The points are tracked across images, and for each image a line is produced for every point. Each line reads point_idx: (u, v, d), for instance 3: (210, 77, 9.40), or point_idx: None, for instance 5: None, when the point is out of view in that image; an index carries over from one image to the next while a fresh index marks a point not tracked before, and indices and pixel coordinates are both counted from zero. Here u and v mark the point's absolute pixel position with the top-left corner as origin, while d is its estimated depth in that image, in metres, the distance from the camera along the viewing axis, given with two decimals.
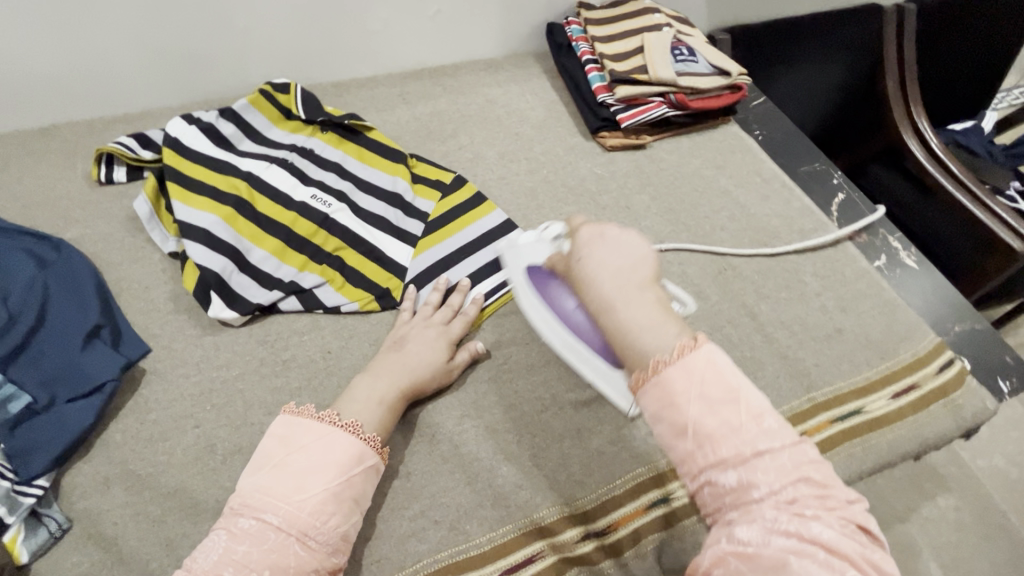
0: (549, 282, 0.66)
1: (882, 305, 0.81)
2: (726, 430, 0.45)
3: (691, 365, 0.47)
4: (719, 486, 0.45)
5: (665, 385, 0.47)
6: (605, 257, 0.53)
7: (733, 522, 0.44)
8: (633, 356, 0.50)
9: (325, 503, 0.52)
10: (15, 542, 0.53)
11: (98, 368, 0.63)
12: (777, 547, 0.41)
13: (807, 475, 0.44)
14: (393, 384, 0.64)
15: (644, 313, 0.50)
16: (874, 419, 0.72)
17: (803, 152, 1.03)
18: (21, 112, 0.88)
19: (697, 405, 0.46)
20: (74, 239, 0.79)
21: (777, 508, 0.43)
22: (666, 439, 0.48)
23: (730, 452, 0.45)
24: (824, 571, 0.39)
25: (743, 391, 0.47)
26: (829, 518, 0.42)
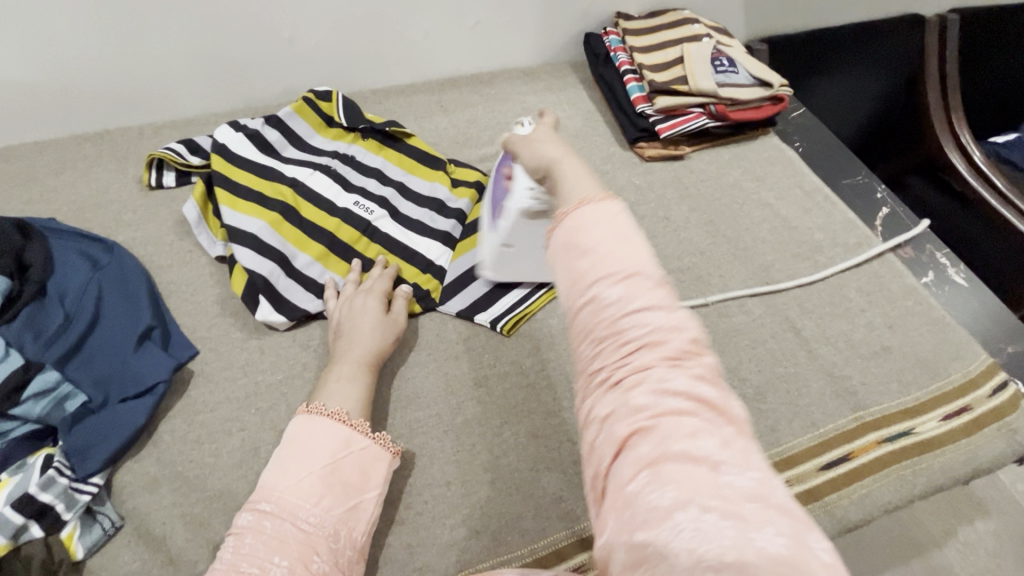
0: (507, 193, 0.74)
1: (931, 323, 0.79)
2: (618, 263, 0.39)
3: (597, 211, 0.41)
4: (601, 307, 0.38)
5: (586, 220, 0.41)
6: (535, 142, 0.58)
7: (623, 385, 0.36)
8: (558, 203, 0.44)
9: (314, 486, 0.54)
10: (72, 539, 0.55)
11: (150, 369, 0.65)
12: (671, 409, 0.34)
13: (677, 312, 0.38)
14: (350, 361, 0.66)
15: (577, 175, 0.46)
16: (925, 441, 0.70)
17: (845, 164, 1.01)
18: (77, 119, 0.91)
19: (604, 239, 0.40)
20: (125, 241, 0.81)
21: (670, 369, 0.35)
22: (578, 274, 0.39)
23: (616, 275, 0.38)
24: (705, 432, 0.33)
25: (636, 247, 0.40)
26: (700, 367, 0.36)
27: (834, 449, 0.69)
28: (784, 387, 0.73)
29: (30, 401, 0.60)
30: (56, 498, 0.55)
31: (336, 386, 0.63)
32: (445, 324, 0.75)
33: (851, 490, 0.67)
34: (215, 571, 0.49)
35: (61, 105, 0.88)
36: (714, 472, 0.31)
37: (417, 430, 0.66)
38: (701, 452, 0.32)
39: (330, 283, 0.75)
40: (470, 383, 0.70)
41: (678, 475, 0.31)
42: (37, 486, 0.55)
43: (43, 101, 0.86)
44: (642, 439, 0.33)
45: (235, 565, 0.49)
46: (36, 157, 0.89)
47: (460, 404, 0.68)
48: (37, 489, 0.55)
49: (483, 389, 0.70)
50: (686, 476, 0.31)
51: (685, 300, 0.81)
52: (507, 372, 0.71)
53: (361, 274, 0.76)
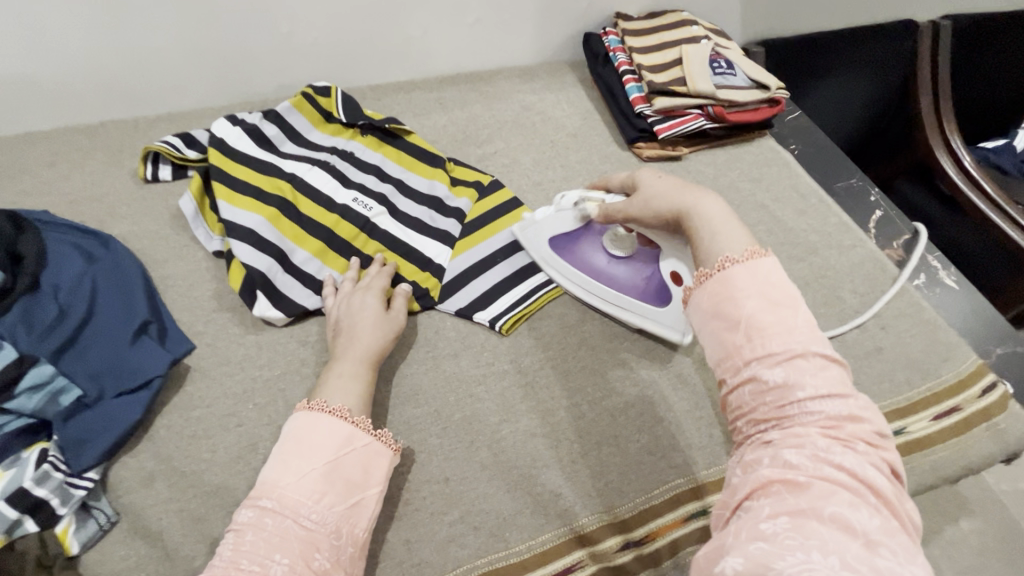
0: (573, 245, 0.76)
1: (923, 324, 0.80)
2: (783, 335, 0.47)
3: (759, 269, 0.51)
4: (762, 385, 0.46)
5: (731, 285, 0.50)
6: (664, 184, 0.62)
7: (774, 442, 0.43)
8: (703, 261, 0.54)
9: (316, 483, 0.54)
10: (66, 534, 0.54)
11: (146, 363, 0.64)
12: (823, 474, 0.39)
13: (854, 404, 0.44)
14: (351, 358, 0.66)
15: (733, 232, 0.55)
16: (917, 440, 0.72)
17: (840, 167, 1.02)
18: (71, 110, 0.89)
19: (758, 303, 0.49)
20: (120, 235, 0.80)
21: (824, 437, 0.42)
22: (723, 325, 0.49)
23: (784, 355, 0.46)
24: (861, 507, 0.38)
25: (799, 320, 0.48)
26: (873, 458, 0.41)
27: None
28: None
29: (24, 395, 0.59)
30: (51, 493, 0.55)
31: (335, 382, 0.63)
32: (443, 321, 0.75)
33: None
34: (215, 568, 0.49)
35: (54, 96, 0.87)
36: (869, 547, 0.35)
37: (416, 427, 0.66)
38: (854, 523, 0.37)
39: (328, 279, 0.74)
40: (469, 380, 0.70)
41: (824, 534, 0.36)
42: (32, 480, 0.54)
43: (36, 92, 0.85)
44: (787, 490, 0.40)
45: (235, 563, 0.49)
46: (29, 149, 0.88)
47: (459, 401, 0.69)
48: (31, 484, 0.54)
49: (482, 386, 0.70)
50: (835, 538, 0.36)
51: None
52: (506, 370, 0.71)
53: (360, 271, 0.76)
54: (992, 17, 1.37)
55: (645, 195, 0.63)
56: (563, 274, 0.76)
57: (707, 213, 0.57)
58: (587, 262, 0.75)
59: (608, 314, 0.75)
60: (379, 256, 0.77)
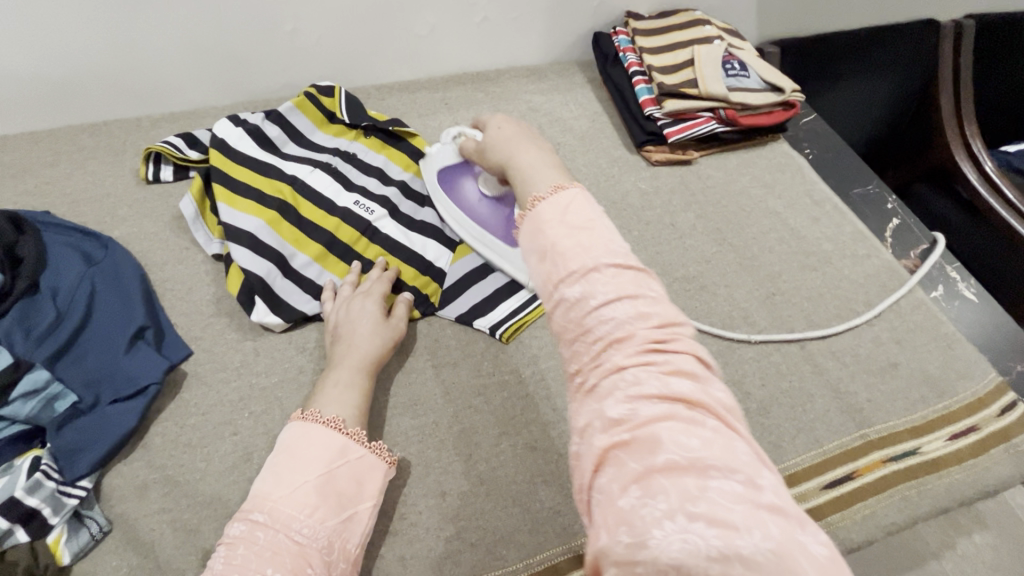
0: (457, 177, 0.77)
1: (940, 339, 0.78)
2: (578, 252, 0.40)
3: (563, 200, 0.44)
4: (570, 308, 0.39)
5: (552, 208, 0.44)
6: (508, 133, 0.56)
7: (599, 391, 0.36)
8: (525, 194, 0.48)
9: (309, 496, 0.53)
10: (58, 544, 0.54)
11: (142, 370, 0.63)
12: (644, 415, 0.34)
13: (643, 298, 0.39)
14: (348, 365, 0.64)
15: (539, 155, 0.52)
16: (931, 461, 0.69)
17: (856, 173, 0.99)
18: (73, 109, 0.89)
19: (560, 232, 0.42)
20: (120, 236, 0.79)
21: (637, 368, 0.36)
22: (550, 261, 0.41)
23: (579, 268, 0.40)
24: (690, 433, 0.33)
25: (597, 238, 0.41)
26: (675, 358, 0.36)
27: (838, 467, 0.68)
28: (788, 402, 0.72)
29: (19, 400, 0.58)
30: (43, 502, 0.54)
31: (332, 392, 0.62)
32: (443, 329, 0.74)
33: (854, 510, 0.66)
34: None
35: (57, 95, 0.86)
36: (703, 478, 0.31)
37: (413, 439, 0.65)
38: (685, 457, 0.32)
39: (328, 284, 0.73)
40: (468, 391, 0.69)
41: (668, 486, 0.31)
42: (24, 490, 0.54)
43: (38, 91, 0.85)
44: (625, 454, 0.33)
45: None
46: (32, 148, 0.87)
47: (457, 413, 0.67)
48: (23, 493, 0.54)
49: (481, 397, 0.68)
50: (672, 483, 0.31)
51: (688, 310, 0.79)
52: (507, 381, 0.70)
53: (360, 276, 0.75)
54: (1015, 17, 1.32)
55: (484, 143, 0.58)
56: (444, 205, 0.79)
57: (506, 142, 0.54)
58: (462, 196, 0.76)
59: (477, 251, 0.77)
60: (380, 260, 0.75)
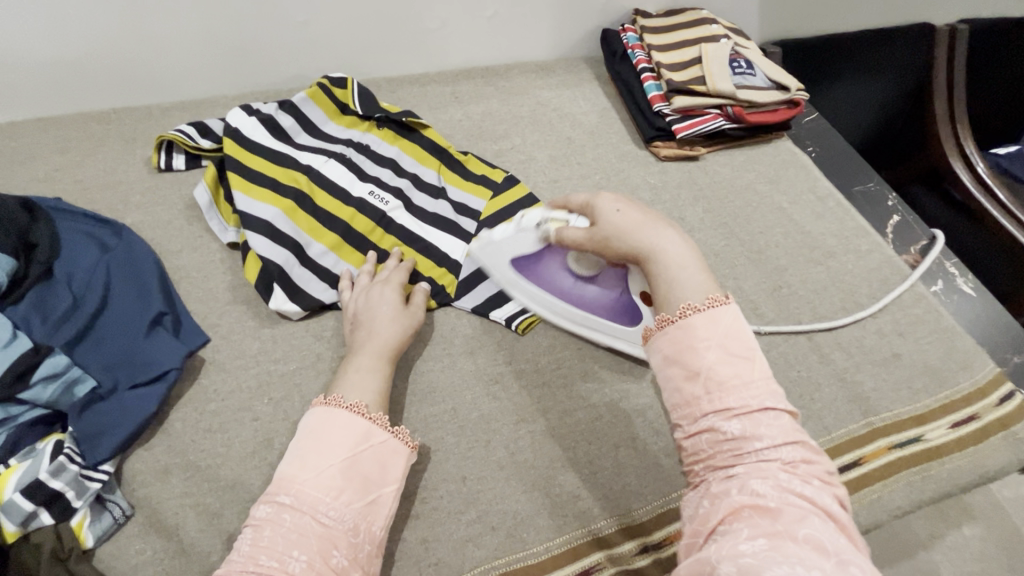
0: (539, 266, 0.71)
1: (940, 331, 0.80)
2: (740, 390, 0.49)
3: (720, 320, 0.52)
4: (717, 435, 0.48)
5: (703, 326, 0.51)
6: (629, 220, 0.60)
7: (744, 476, 0.45)
8: (663, 305, 0.55)
9: (334, 479, 0.54)
10: (81, 527, 0.54)
11: (161, 356, 0.63)
12: (792, 503, 0.42)
13: (803, 444, 0.47)
14: (369, 352, 0.65)
15: (680, 270, 0.56)
16: (934, 448, 0.71)
17: (857, 171, 1.02)
18: (83, 96, 0.88)
19: (715, 353, 0.50)
20: (133, 224, 0.79)
21: (784, 471, 0.45)
22: (683, 364, 0.51)
23: (740, 407, 0.48)
24: (831, 533, 0.41)
25: (752, 363, 0.50)
26: (820, 484, 0.45)
27: (845, 454, 0.69)
28: (797, 391, 0.73)
29: (39, 385, 0.58)
30: (66, 486, 0.54)
31: (353, 378, 0.63)
32: (460, 318, 0.74)
33: (861, 495, 0.68)
34: (234, 563, 0.49)
35: (67, 82, 0.85)
36: (841, 565, 0.38)
37: (433, 425, 0.65)
38: (829, 546, 0.39)
39: (345, 273, 0.74)
40: (486, 378, 0.70)
41: (800, 553, 0.39)
42: (48, 473, 0.54)
43: (49, 77, 0.84)
44: (759, 515, 0.42)
45: (253, 559, 0.49)
46: (41, 135, 0.87)
47: (475, 400, 0.68)
48: (47, 476, 0.54)
49: (499, 385, 0.69)
50: (810, 558, 0.38)
51: None
52: (524, 369, 0.71)
53: (377, 266, 0.75)
54: (1006, 24, 1.35)
55: (605, 232, 0.61)
56: (532, 297, 0.72)
57: (641, 239, 0.59)
58: (553, 283, 0.70)
59: (578, 333, 0.73)
60: (396, 250, 0.76)
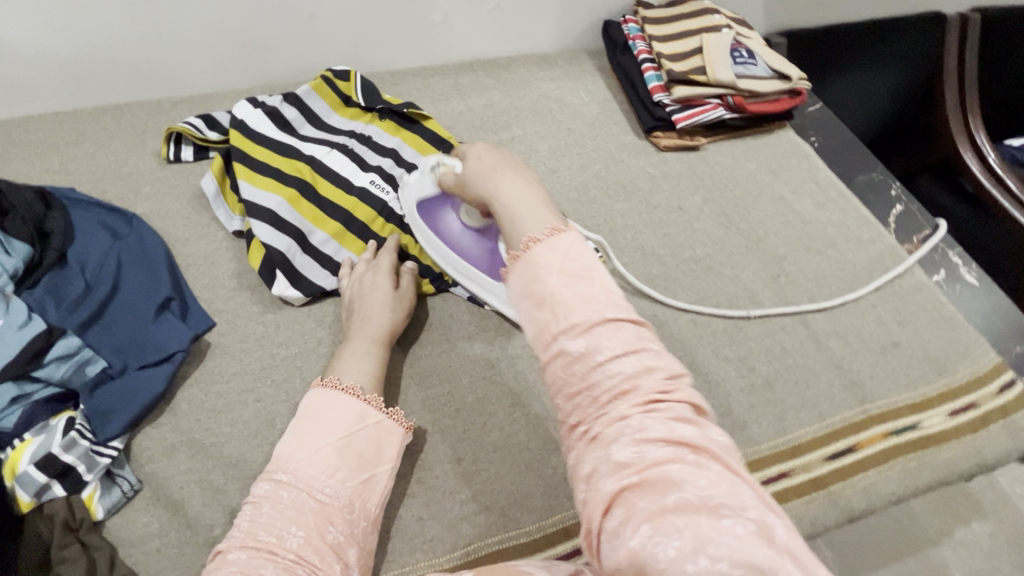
0: (439, 210, 0.72)
1: (941, 320, 0.80)
2: (579, 305, 0.40)
3: (561, 245, 0.43)
4: (571, 363, 0.40)
5: (552, 251, 0.42)
6: (491, 160, 0.52)
7: (603, 439, 0.38)
8: (511, 238, 0.45)
9: (330, 458, 0.56)
10: (92, 500, 0.56)
11: (168, 338, 0.66)
12: (650, 457, 0.35)
13: (646, 351, 0.40)
14: (362, 337, 0.67)
15: (519, 191, 0.48)
16: (931, 436, 0.71)
17: (861, 161, 1.01)
18: (96, 91, 0.91)
19: (556, 278, 0.41)
20: (143, 214, 0.82)
21: (635, 409, 0.38)
22: (547, 311, 0.41)
23: (582, 320, 0.40)
24: (697, 472, 0.34)
25: (593, 286, 0.41)
26: (677, 408, 0.38)
27: (840, 440, 0.70)
28: (792, 378, 0.74)
29: (53, 364, 0.61)
30: (78, 460, 0.57)
31: (349, 361, 0.65)
32: (457, 305, 0.76)
33: (855, 481, 0.68)
34: (233, 538, 0.51)
35: (81, 76, 0.88)
36: (716, 518, 0.32)
37: (429, 407, 0.67)
38: (697, 498, 0.33)
39: (345, 261, 0.75)
40: (482, 363, 0.71)
41: (680, 524, 0.32)
42: (60, 447, 0.56)
43: (63, 72, 0.87)
44: (637, 494, 0.34)
45: (252, 534, 0.51)
46: (57, 128, 0.90)
47: (471, 384, 0.69)
48: (59, 450, 0.56)
49: (494, 370, 0.71)
50: (686, 523, 0.32)
51: (696, 290, 0.82)
52: (520, 355, 0.72)
53: (372, 253, 0.77)
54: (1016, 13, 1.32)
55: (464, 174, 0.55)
56: (426, 241, 0.74)
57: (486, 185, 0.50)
58: (443, 228, 0.72)
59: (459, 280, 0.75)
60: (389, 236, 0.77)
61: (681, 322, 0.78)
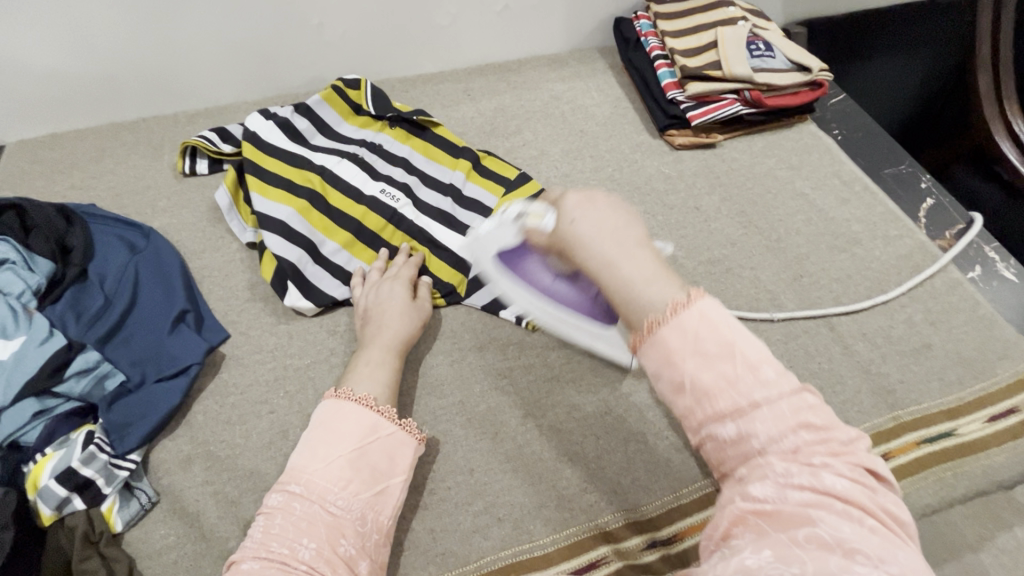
0: (520, 257, 0.63)
1: (976, 320, 0.76)
2: (723, 381, 0.39)
3: (694, 323, 0.40)
4: (720, 441, 0.39)
5: (686, 328, 0.40)
6: (597, 220, 0.45)
7: (745, 480, 0.38)
8: (634, 310, 0.42)
9: (342, 470, 0.55)
10: (111, 513, 0.58)
11: (184, 350, 0.67)
12: (795, 503, 0.35)
13: (807, 417, 0.38)
14: (378, 346, 0.66)
15: (633, 264, 0.43)
16: (968, 443, 0.67)
17: (888, 153, 0.96)
18: (115, 107, 0.93)
19: (695, 360, 0.39)
20: (161, 227, 0.83)
21: (789, 464, 0.37)
22: (676, 373, 0.40)
23: (731, 406, 0.39)
24: (843, 521, 0.34)
25: (746, 347, 0.40)
26: (840, 465, 0.37)
27: (868, 449, 0.67)
28: (817, 384, 0.71)
29: (73, 378, 0.62)
30: (97, 473, 0.58)
31: (363, 371, 0.64)
32: (469, 313, 0.75)
33: None
34: (247, 550, 0.50)
35: (100, 93, 0.90)
36: (847, 559, 0.32)
37: (441, 418, 0.66)
38: (831, 538, 0.33)
39: (357, 271, 0.75)
40: (495, 373, 0.70)
41: (803, 556, 0.33)
42: (79, 461, 0.57)
43: (83, 90, 0.89)
44: (767, 524, 0.35)
45: (265, 545, 0.50)
46: (79, 145, 0.92)
47: (483, 393, 0.68)
48: (78, 465, 0.57)
49: (507, 379, 0.70)
50: (817, 560, 0.32)
51: (713, 293, 0.79)
52: (532, 363, 0.71)
53: (387, 262, 0.77)
54: None
55: (560, 236, 0.48)
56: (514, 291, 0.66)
57: (584, 233, 0.45)
58: (533, 279, 0.63)
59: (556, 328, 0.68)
60: (405, 245, 0.77)
61: None
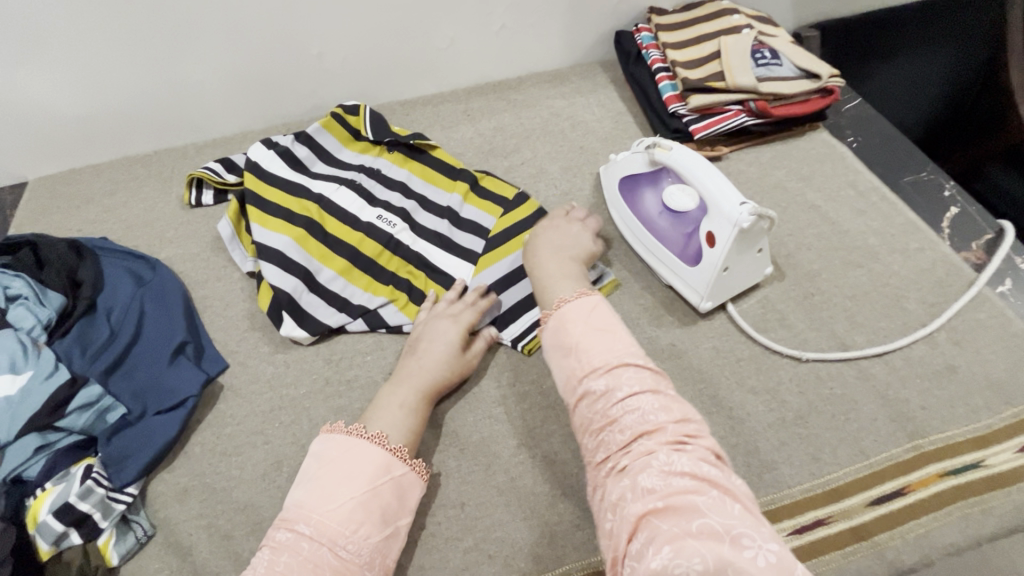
0: (639, 189, 0.78)
1: (1007, 338, 0.70)
2: (600, 352, 0.56)
3: (584, 305, 0.60)
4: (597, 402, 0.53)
5: (573, 312, 0.60)
6: (557, 237, 0.74)
7: (633, 470, 0.48)
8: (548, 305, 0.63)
9: (353, 512, 0.53)
10: (106, 547, 0.59)
11: (182, 382, 0.68)
12: (675, 486, 0.45)
13: (662, 393, 0.53)
14: (411, 387, 0.64)
15: (561, 265, 0.70)
16: (998, 475, 0.63)
17: (909, 159, 0.91)
18: (129, 142, 0.97)
19: (582, 332, 0.58)
20: (167, 258, 0.85)
21: (664, 453, 0.48)
22: (572, 351, 0.57)
23: (604, 368, 0.55)
24: (717, 504, 0.44)
25: (618, 332, 0.58)
26: (700, 450, 0.48)
27: (885, 482, 0.62)
28: (829, 411, 0.67)
29: (75, 413, 0.62)
30: (93, 508, 0.58)
31: (380, 407, 0.63)
32: None
33: (905, 529, 0.60)
34: None
35: (114, 130, 0.94)
36: (735, 545, 0.40)
37: (433, 450, 0.65)
38: (720, 527, 0.42)
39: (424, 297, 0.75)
40: (490, 401, 0.69)
41: (699, 548, 0.40)
42: (77, 496, 0.58)
43: (99, 127, 0.93)
44: (660, 517, 0.44)
45: None
46: (95, 180, 0.96)
47: (477, 423, 0.67)
48: (76, 499, 0.57)
49: (501, 408, 0.68)
50: (706, 545, 0.40)
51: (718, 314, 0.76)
52: (528, 392, 0.69)
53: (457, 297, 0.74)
54: None
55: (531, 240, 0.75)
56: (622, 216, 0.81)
57: (543, 246, 0.73)
58: (644, 205, 0.77)
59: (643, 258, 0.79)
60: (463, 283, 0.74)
61: (702, 350, 0.72)
